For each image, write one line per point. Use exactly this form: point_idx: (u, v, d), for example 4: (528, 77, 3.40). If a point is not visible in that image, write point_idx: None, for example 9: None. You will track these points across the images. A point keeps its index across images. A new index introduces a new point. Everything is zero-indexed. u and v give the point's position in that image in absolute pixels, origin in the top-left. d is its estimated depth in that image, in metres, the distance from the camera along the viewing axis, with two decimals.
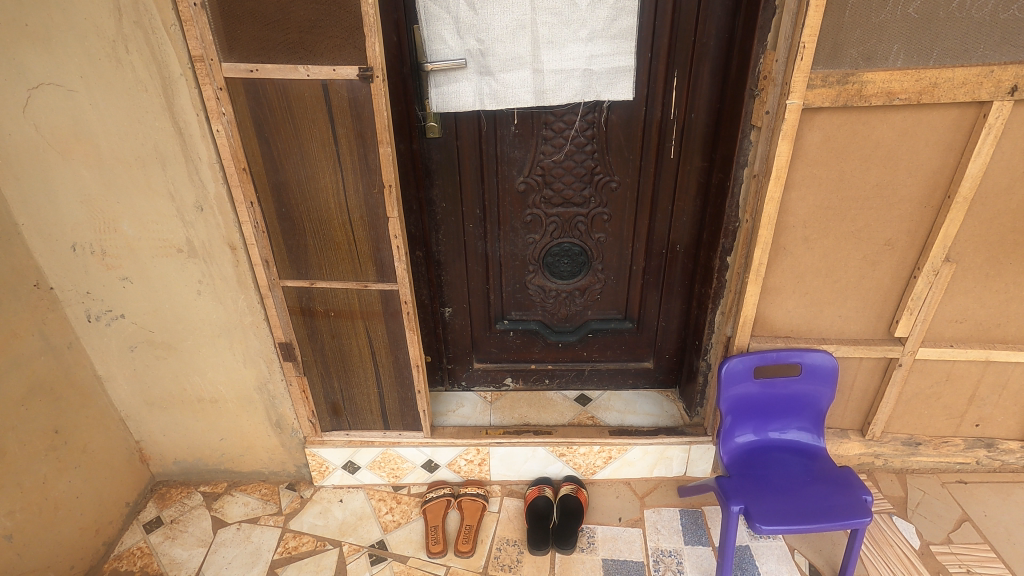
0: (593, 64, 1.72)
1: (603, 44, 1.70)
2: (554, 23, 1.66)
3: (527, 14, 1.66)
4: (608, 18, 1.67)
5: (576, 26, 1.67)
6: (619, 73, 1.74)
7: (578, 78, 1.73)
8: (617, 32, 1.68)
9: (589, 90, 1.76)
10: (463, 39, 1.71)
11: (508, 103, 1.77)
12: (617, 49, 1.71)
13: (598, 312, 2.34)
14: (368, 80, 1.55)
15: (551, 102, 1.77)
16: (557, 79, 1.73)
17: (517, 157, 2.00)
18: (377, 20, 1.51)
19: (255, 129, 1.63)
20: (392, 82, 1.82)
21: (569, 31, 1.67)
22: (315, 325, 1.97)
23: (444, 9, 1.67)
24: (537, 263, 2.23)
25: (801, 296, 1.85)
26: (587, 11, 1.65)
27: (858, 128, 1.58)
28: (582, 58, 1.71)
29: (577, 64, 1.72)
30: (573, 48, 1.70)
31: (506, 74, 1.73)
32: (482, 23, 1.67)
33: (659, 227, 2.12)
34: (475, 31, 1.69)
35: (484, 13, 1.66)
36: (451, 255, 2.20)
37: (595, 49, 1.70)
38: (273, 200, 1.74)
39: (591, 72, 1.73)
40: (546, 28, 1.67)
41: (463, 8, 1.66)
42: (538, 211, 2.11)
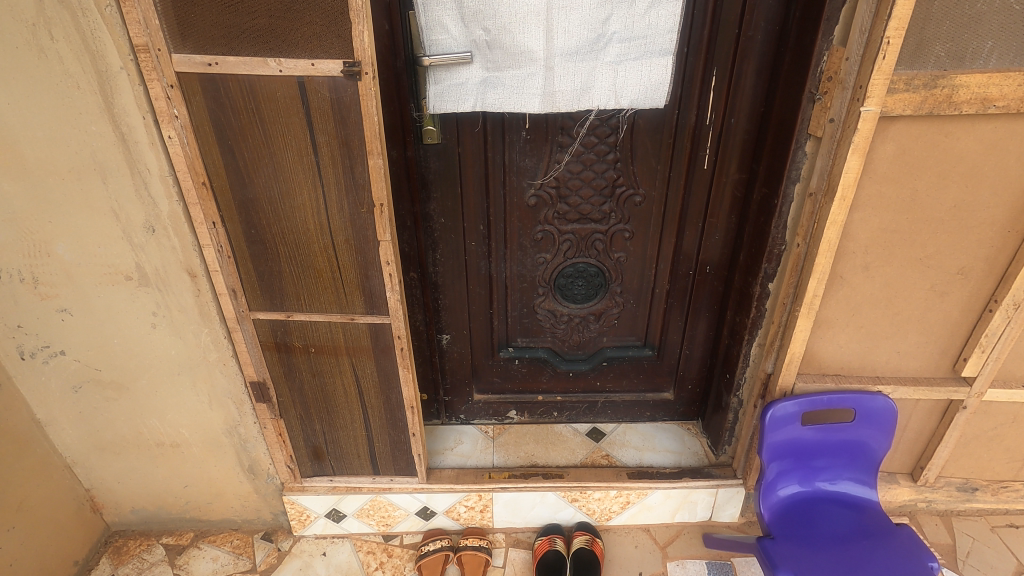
0: (616, 57, 1.42)
1: (631, 33, 1.39)
2: (571, 8, 1.37)
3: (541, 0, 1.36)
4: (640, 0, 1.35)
5: (598, 12, 1.37)
6: (652, 71, 1.43)
7: (596, 76, 1.44)
8: (653, 18, 1.38)
9: (605, 92, 1.45)
10: (469, 27, 1.42)
11: (517, 104, 1.48)
12: (650, 40, 1.40)
13: (614, 339, 2.09)
14: (355, 74, 1.25)
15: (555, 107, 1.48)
16: (567, 78, 1.44)
17: (527, 166, 1.73)
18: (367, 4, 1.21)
19: (216, 135, 1.33)
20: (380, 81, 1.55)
21: (590, 18, 1.38)
22: (293, 362, 1.69)
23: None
24: (548, 285, 1.96)
25: (855, 330, 1.61)
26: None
27: (938, 140, 1.34)
28: (603, 52, 1.41)
29: (591, 59, 1.42)
30: (592, 39, 1.40)
31: (520, 70, 1.44)
32: (491, 9, 1.38)
33: (687, 246, 1.88)
34: (482, 19, 1.40)
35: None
36: (450, 276, 1.93)
37: (621, 38, 1.40)
38: (239, 220, 1.45)
39: (614, 69, 1.43)
40: (562, 14, 1.38)
41: None
42: (550, 228, 1.84)
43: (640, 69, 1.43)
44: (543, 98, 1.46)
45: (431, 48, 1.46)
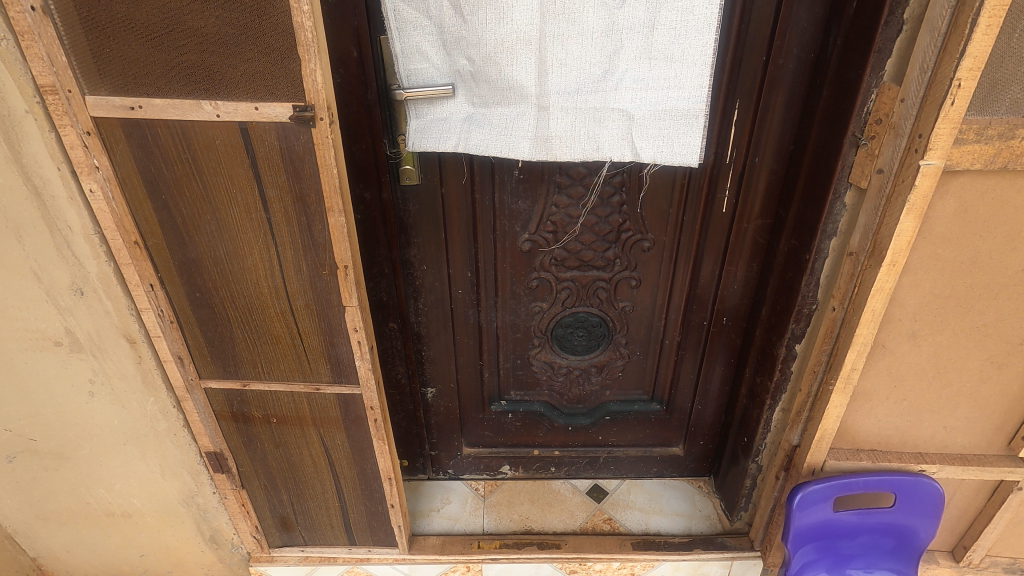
0: (629, 99, 1.15)
1: (645, 70, 1.13)
2: (572, 38, 1.11)
3: (534, 26, 1.11)
4: (657, 31, 1.09)
5: (605, 43, 1.12)
6: (674, 119, 1.15)
7: (604, 121, 1.18)
8: (674, 54, 1.11)
9: (615, 141, 1.19)
10: (451, 55, 1.18)
11: (507, 149, 1.22)
12: (672, 81, 1.13)
13: (618, 393, 1.88)
14: (309, 121, 1.03)
15: (555, 156, 1.22)
16: (569, 123, 1.18)
17: (520, 209, 1.51)
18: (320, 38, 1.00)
19: (147, 188, 1.12)
20: (346, 116, 1.35)
21: (594, 49, 1.12)
22: (253, 432, 1.49)
23: (423, 12, 1.14)
24: (545, 336, 1.75)
25: (897, 404, 1.40)
26: (629, 19, 1.09)
27: (1007, 197, 1.12)
28: (612, 93, 1.15)
29: (597, 100, 1.17)
30: (597, 74, 1.14)
31: (511, 107, 1.19)
32: (476, 34, 1.14)
33: (700, 295, 1.67)
34: (464, 46, 1.16)
35: (476, 21, 1.12)
36: (434, 326, 1.72)
37: (634, 76, 1.14)
38: (181, 282, 1.24)
39: (626, 115, 1.16)
40: (560, 44, 1.13)
41: (448, 13, 1.13)
42: (546, 275, 1.63)
43: (659, 116, 1.15)
44: (536, 143, 1.21)
45: (405, 76, 1.21)
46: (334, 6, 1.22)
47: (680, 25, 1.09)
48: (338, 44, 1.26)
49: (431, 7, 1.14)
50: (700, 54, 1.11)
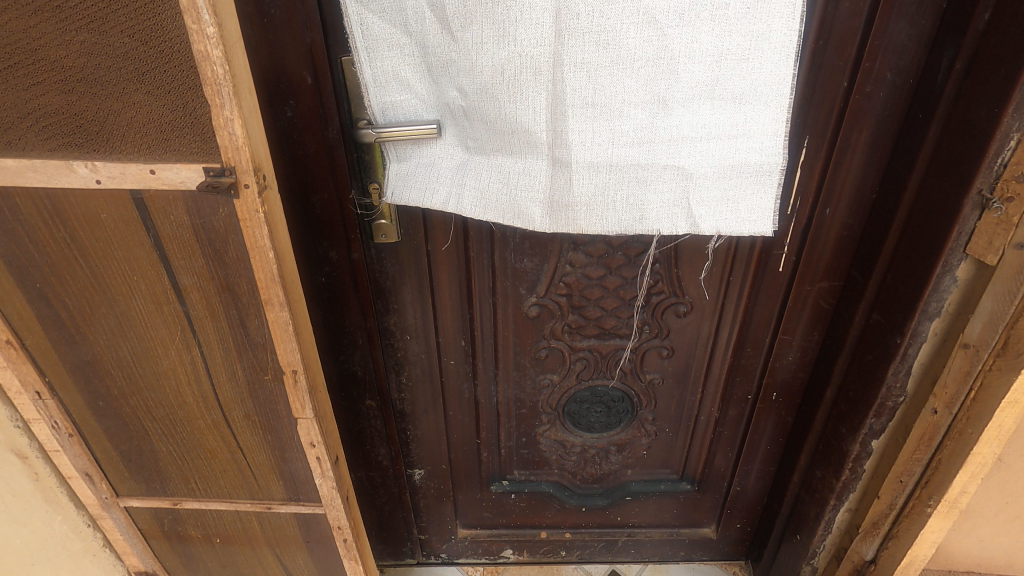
0: (682, 153, 0.81)
1: (704, 113, 0.79)
2: (602, 68, 0.77)
3: (546, 51, 0.78)
4: (720, 58, 0.76)
5: (650, 75, 0.78)
6: (742, 177, 0.82)
7: (648, 182, 0.83)
8: (742, 91, 0.78)
9: (662, 208, 0.85)
10: (438, 83, 0.87)
11: (514, 214, 0.88)
12: (740, 126, 0.80)
13: (641, 472, 1.58)
14: (227, 184, 0.71)
15: (580, 228, 0.87)
16: (599, 185, 0.84)
17: (526, 268, 1.21)
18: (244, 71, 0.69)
19: (14, 275, 0.81)
20: (301, 159, 1.04)
21: (633, 83, 0.78)
22: (192, 551, 1.19)
23: (399, 26, 0.83)
24: (555, 411, 1.45)
25: (1005, 522, 1.10)
26: (681, 42, 0.76)
27: None
28: (660, 145, 0.81)
29: (640, 153, 0.83)
30: (637, 119, 0.80)
31: (517, 157, 0.86)
32: (466, 58, 0.82)
33: (745, 366, 1.36)
34: (455, 73, 0.84)
35: (467, 40, 0.80)
36: (421, 403, 1.41)
37: (688, 122, 0.80)
38: (77, 388, 0.93)
39: (678, 173, 0.82)
40: (585, 76, 0.79)
41: (433, 26, 0.82)
42: (557, 344, 1.33)
43: (721, 174, 0.82)
44: (551, 207, 0.87)
45: (387, 113, 0.90)
46: (279, 18, 0.91)
47: (753, 53, 0.76)
48: (288, 67, 0.95)
49: (407, 18, 0.83)
50: (778, 92, 0.78)
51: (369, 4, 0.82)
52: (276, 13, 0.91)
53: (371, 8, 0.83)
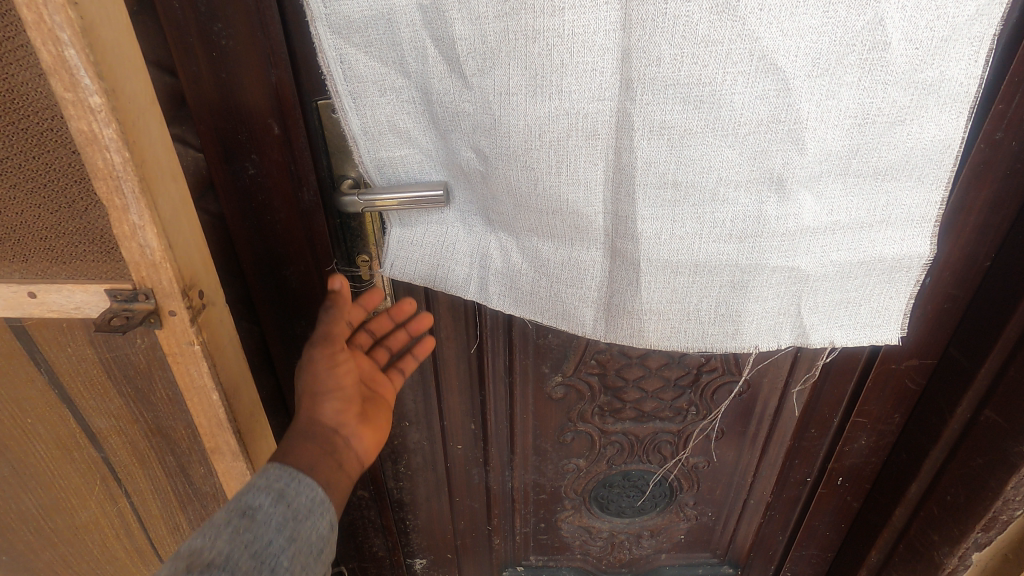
0: (795, 249, 0.63)
1: (835, 196, 0.62)
2: (700, 137, 0.57)
3: (616, 113, 0.57)
4: (865, 122, 0.58)
5: (764, 145, 0.58)
6: (869, 276, 0.66)
7: (754, 284, 0.66)
8: (885, 166, 0.60)
9: (764, 316, 0.68)
10: (449, 140, 0.64)
11: (557, 314, 0.69)
12: (880, 208, 0.63)
13: (676, 556, 1.37)
14: (138, 310, 0.60)
15: (648, 342, 0.69)
16: (673, 291, 0.65)
17: (552, 346, 0.99)
18: (166, 176, 0.58)
19: None
20: (270, 227, 0.81)
21: (738, 156, 0.58)
22: None
23: (394, 64, 0.60)
24: (579, 497, 1.23)
25: None
26: (812, 104, 0.56)
27: None
28: (769, 239, 0.62)
29: (732, 249, 0.63)
30: (742, 204, 0.61)
31: (562, 243, 0.65)
32: (488, 114, 0.59)
33: (807, 448, 1.15)
34: (471, 128, 0.62)
35: (489, 88, 0.58)
36: (422, 492, 1.19)
37: (813, 208, 0.62)
38: None
39: (792, 275, 0.65)
40: (666, 147, 0.58)
41: (439, 68, 0.59)
42: (586, 428, 1.11)
43: (845, 275, 0.66)
44: (608, 311, 0.68)
45: (381, 175, 0.68)
46: (232, 50, 0.68)
47: (910, 113, 0.57)
48: (246, 114, 0.72)
49: (405, 55, 0.60)
50: (935, 164, 0.61)
51: (351, 35, 0.59)
52: (227, 45, 0.68)
53: (353, 40, 0.59)
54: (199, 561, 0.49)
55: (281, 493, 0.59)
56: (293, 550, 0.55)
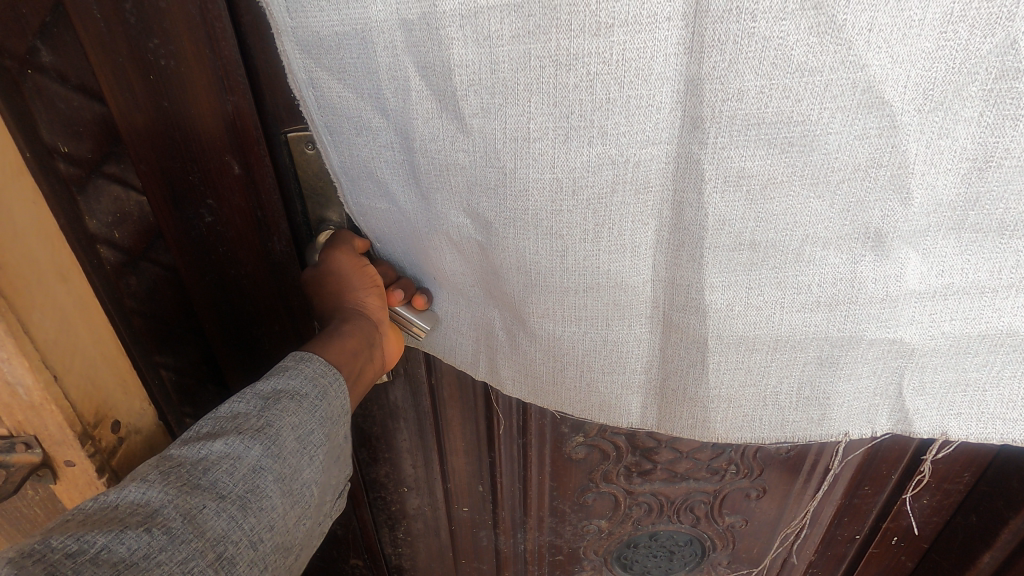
0: (897, 317, 0.48)
1: (946, 254, 0.46)
2: (782, 186, 0.44)
3: (674, 158, 0.44)
4: (985, 167, 0.43)
5: (854, 194, 0.44)
6: (994, 349, 0.49)
7: (847, 361, 0.50)
8: (1015, 219, 0.45)
9: (855, 398, 0.52)
10: (436, 198, 0.50)
11: (592, 405, 0.57)
12: (1003, 271, 0.46)
13: None
14: (21, 461, 0.58)
15: (715, 436, 0.55)
16: (747, 368, 0.51)
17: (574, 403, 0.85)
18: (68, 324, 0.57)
19: None
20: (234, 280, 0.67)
21: (826, 208, 0.45)
22: None
23: (371, 99, 0.47)
24: (601, 559, 1.09)
25: None
26: (920, 142, 0.42)
27: None
28: (869, 308, 0.47)
29: (820, 317, 0.48)
30: (830, 264, 0.46)
31: (599, 320, 0.52)
32: (494, 168, 0.46)
33: (859, 507, 1.02)
34: (470, 180, 0.48)
35: (500, 131, 0.44)
36: (424, 557, 1.05)
37: (917, 270, 0.46)
38: None
39: (892, 349, 0.49)
40: (743, 199, 0.44)
41: (428, 106, 0.45)
42: (610, 489, 0.97)
43: (961, 350, 0.49)
44: (658, 398, 0.55)
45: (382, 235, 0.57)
46: (174, 72, 0.53)
47: None
48: (198, 151, 0.57)
49: (382, 89, 0.46)
50: None
51: (321, 57, 0.45)
52: (167, 66, 0.53)
53: (325, 63, 0.45)
54: (248, 429, 0.46)
55: (325, 389, 0.51)
56: (325, 452, 0.50)
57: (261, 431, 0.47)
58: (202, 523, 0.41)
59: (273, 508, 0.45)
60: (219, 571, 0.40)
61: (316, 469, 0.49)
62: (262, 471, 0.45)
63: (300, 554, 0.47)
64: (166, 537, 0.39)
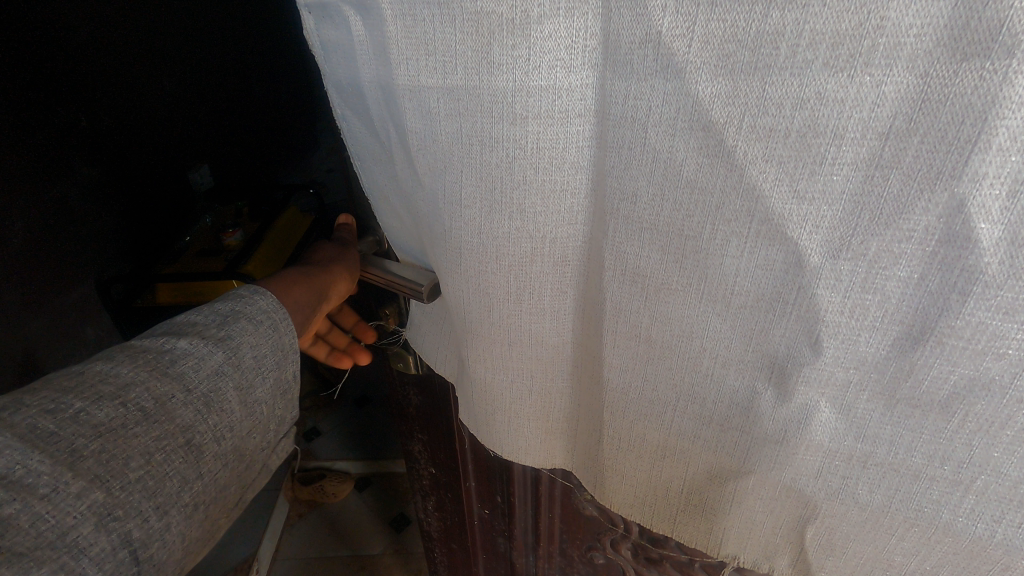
0: (796, 466, 0.44)
1: (869, 420, 0.40)
2: (677, 296, 0.43)
3: (588, 238, 0.48)
4: (926, 341, 0.36)
5: (757, 320, 0.41)
6: (922, 543, 0.42)
7: (739, 491, 0.48)
8: (965, 408, 0.36)
9: (749, 528, 0.50)
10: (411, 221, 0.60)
11: (519, 448, 0.61)
12: (939, 462, 0.38)
13: None
14: None
15: (610, 500, 0.59)
16: (641, 456, 0.53)
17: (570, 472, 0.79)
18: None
19: None
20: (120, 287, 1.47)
21: (728, 330, 0.42)
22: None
23: (369, 131, 0.57)
24: None
25: None
26: (836, 292, 0.37)
27: None
28: (754, 441, 0.45)
29: (712, 432, 0.47)
30: (728, 385, 0.44)
31: (524, 376, 0.56)
32: (439, 218, 0.52)
33: None
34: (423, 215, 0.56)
35: (435, 187, 0.51)
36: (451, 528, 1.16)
37: (828, 423, 0.41)
38: None
39: (790, 496, 0.45)
40: (639, 296, 0.45)
41: (398, 147, 0.54)
42: (619, 557, 0.90)
43: (870, 526, 0.43)
44: (576, 453, 0.61)
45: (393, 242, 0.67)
46: None
47: (1011, 346, 0.33)
48: None
49: (373, 127, 0.55)
50: None
51: (337, 93, 0.56)
52: None
53: (341, 97, 0.56)
54: (208, 335, 0.55)
55: (272, 319, 0.59)
56: (277, 373, 0.59)
57: (221, 340, 0.55)
58: (170, 409, 0.49)
59: (230, 413, 0.54)
60: (186, 452, 0.50)
61: (269, 387, 0.58)
62: (223, 372, 0.53)
63: (253, 450, 0.58)
64: (136, 413, 0.47)
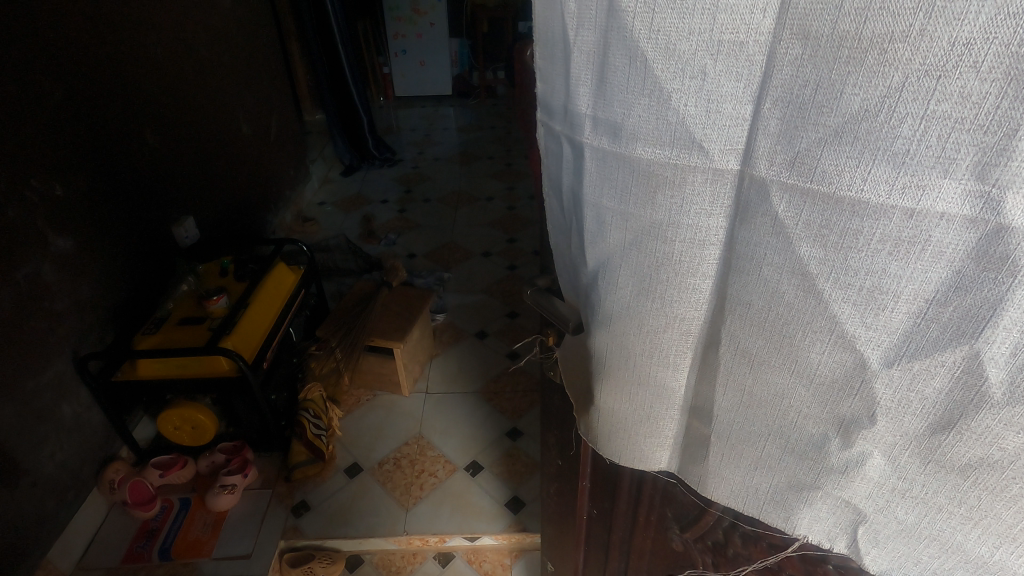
0: (853, 487, 0.63)
1: (908, 470, 0.57)
2: (772, 369, 0.62)
3: (711, 316, 0.66)
4: (950, 430, 0.52)
5: (831, 393, 0.59)
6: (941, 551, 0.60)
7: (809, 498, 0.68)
8: (974, 473, 0.53)
9: (816, 522, 0.69)
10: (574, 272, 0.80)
11: (643, 441, 0.83)
12: (955, 503, 0.56)
13: None
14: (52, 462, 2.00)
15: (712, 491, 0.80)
16: (738, 465, 0.73)
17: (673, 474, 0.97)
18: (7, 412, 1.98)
19: None
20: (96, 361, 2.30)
21: (809, 397, 0.61)
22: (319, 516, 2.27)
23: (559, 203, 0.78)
24: None
25: None
26: (888, 386, 0.54)
27: None
28: (823, 467, 0.64)
29: (794, 458, 0.66)
30: (807, 431, 0.63)
31: (651, 399, 0.77)
32: (597, 286, 0.73)
33: None
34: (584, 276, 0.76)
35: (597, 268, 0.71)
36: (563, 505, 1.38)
37: (879, 465, 0.59)
38: None
39: (847, 507, 0.65)
40: (747, 364, 0.64)
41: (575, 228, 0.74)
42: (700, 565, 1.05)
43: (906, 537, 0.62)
44: (679, 457, 0.83)
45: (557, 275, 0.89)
46: None
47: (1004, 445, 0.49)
48: None
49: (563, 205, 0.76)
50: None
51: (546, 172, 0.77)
52: None
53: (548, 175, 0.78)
54: None
55: None
56: None
57: None
58: None
59: None
60: None
61: None
62: None
63: None
64: None
